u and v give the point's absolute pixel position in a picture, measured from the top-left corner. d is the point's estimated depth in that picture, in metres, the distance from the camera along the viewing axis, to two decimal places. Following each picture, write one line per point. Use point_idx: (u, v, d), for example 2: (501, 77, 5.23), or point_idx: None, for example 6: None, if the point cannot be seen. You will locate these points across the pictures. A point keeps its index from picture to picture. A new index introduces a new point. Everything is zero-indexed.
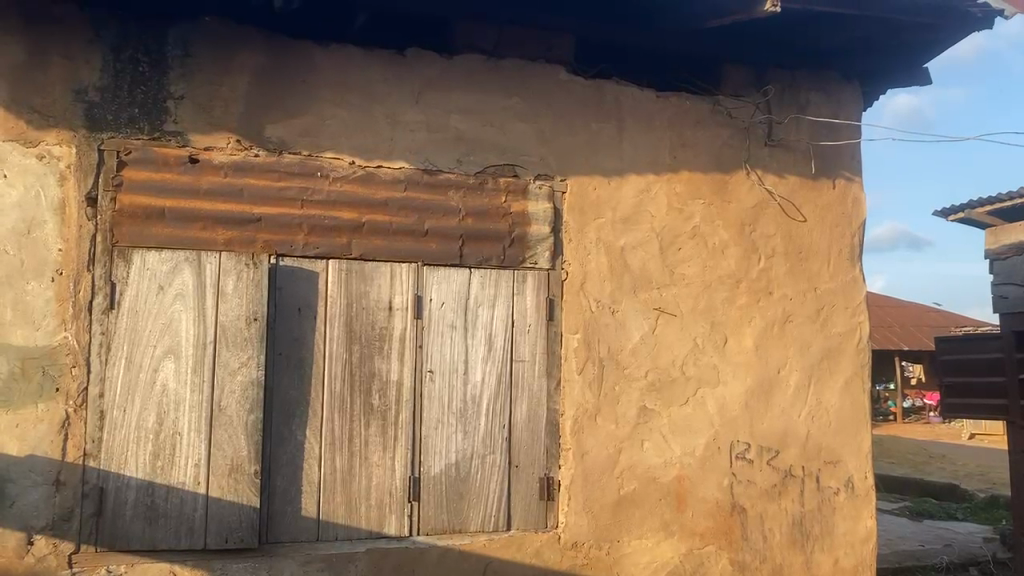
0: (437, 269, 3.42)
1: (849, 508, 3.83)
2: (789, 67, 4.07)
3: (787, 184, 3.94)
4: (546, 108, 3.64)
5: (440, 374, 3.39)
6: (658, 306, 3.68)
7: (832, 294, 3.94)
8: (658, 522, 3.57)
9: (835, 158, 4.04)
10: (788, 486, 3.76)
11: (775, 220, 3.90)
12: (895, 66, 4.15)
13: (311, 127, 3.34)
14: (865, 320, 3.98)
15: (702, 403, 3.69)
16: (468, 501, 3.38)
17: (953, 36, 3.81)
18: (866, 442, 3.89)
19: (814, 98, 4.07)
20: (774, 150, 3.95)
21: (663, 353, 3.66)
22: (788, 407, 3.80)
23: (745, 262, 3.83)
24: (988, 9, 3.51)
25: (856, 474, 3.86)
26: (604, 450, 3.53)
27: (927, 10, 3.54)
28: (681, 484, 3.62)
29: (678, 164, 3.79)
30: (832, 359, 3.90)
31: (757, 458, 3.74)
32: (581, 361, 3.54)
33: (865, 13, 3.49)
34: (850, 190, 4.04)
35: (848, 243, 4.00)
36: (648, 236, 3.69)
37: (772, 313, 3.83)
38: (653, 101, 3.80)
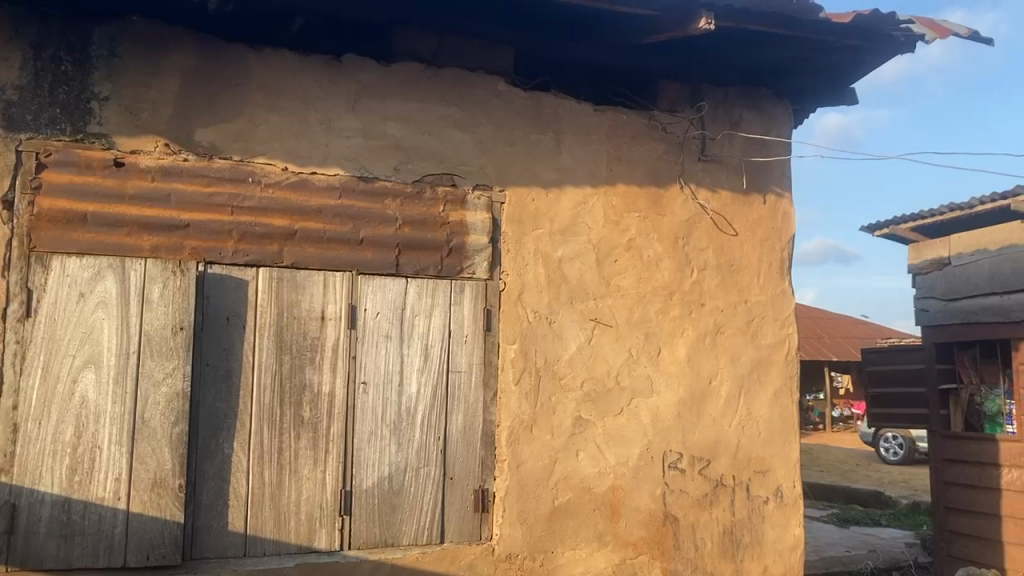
0: (372, 278, 3.37)
1: (778, 516, 3.91)
2: (722, 84, 4.14)
3: (719, 199, 4.02)
4: (484, 118, 3.64)
5: (374, 385, 3.34)
6: (594, 317, 3.70)
7: (762, 307, 4.02)
8: (592, 532, 3.59)
9: (766, 175, 4.13)
10: (719, 495, 3.82)
11: (707, 234, 3.97)
12: (823, 85, 4.28)
13: (243, 132, 3.27)
14: (794, 332, 4.07)
15: (636, 413, 3.72)
16: (401, 514, 3.33)
17: (877, 59, 3.96)
18: (794, 452, 3.98)
19: (746, 115, 4.15)
20: (706, 166, 4.02)
21: (599, 364, 3.68)
22: (718, 417, 3.86)
23: (679, 274, 3.88)
24: (910, 33, 3.67)
25: (785, 483, 3.94)
26: (538, 461, 3.53)
27: (857, 33, 3.68)
28: (615, 494, 3.64)
29: (614, 177, 3.83)
30: (762, 370, 3.98)
31: (689, 467, 3.78)
32: (517, 372, 3.54)
33: (794, 33, 3.61)
34: (780, 205, 4.14)
35: (778, 256, 4.10)
36: (585, 247, 3.72)
37: (704, 324, 3.89)
38: (590, 114, 3.83)
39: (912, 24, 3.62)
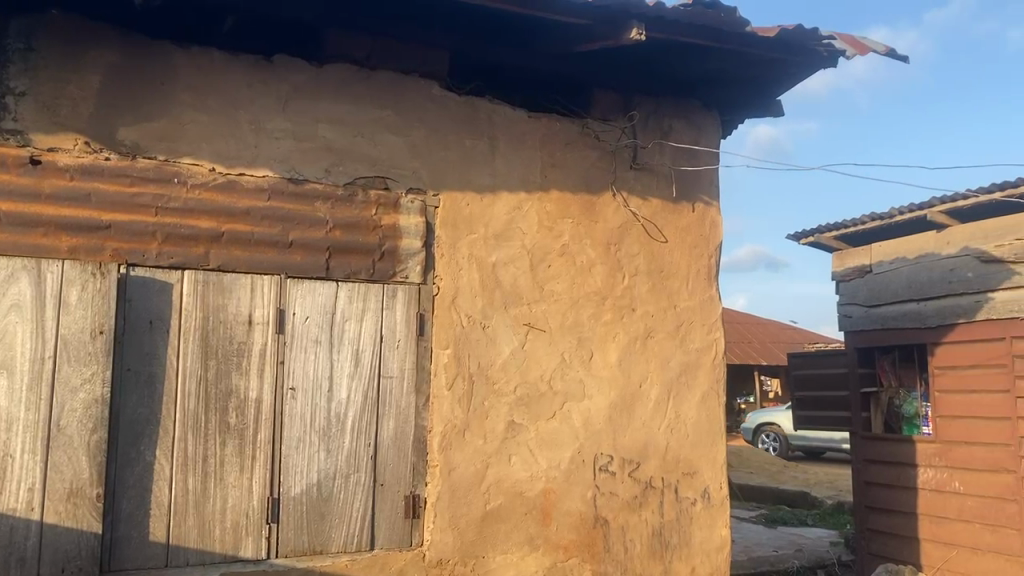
0: (302, 282, 3.32)
1: (705, 517, 3.99)
2: (654, 94, 4.22)
3: (650, 206, 4.09)
4: (418, 122, 3.63)
5: (303, 391, 3.29)
6: (528, 322, 3.72)
7: (691, 312, 4.11)
8: (523, 536, 3.60)
9: (695, 183, 4.23)
10: (649, 497, 3.88)
11: (639, 240, 4.03)
12: (751, 97, 4.41)
13: (169, 131, 3.19)
14: (721, 336, 4.17)
15: (568, 417, 3.75)
16: (330, 521, 3.29)
17: (801, 73, 4.09)
18: (721, 454, 4.07)
19: (677, 125, 4.24)
20: (638, 173, 4.09)
21: (532, 369, 3.70)
22: (648, 420, 3.92)
23: (611, 279, 3.94)
24: (832, 49, 3.80)
25: (712, 485, 4.03)
26: (470, 466, 3.53)
27: (782, 48, 3.80)
28: (546, 497, 3.66)
29: (548, 183, 3.86)
30: (690, 374, 4.06)
31: (620, 470, 3.83)
32: (450, 377, 3.53)
33: (722, 45, 3.70)
34: (708, 213, 4.23)
35: (706, 263, 4.20)
36: (519, 252, 3.73)
37: (635, 328, 3.95)
38: (524, 120, 3.86)
39: (834, 39, 3.76)
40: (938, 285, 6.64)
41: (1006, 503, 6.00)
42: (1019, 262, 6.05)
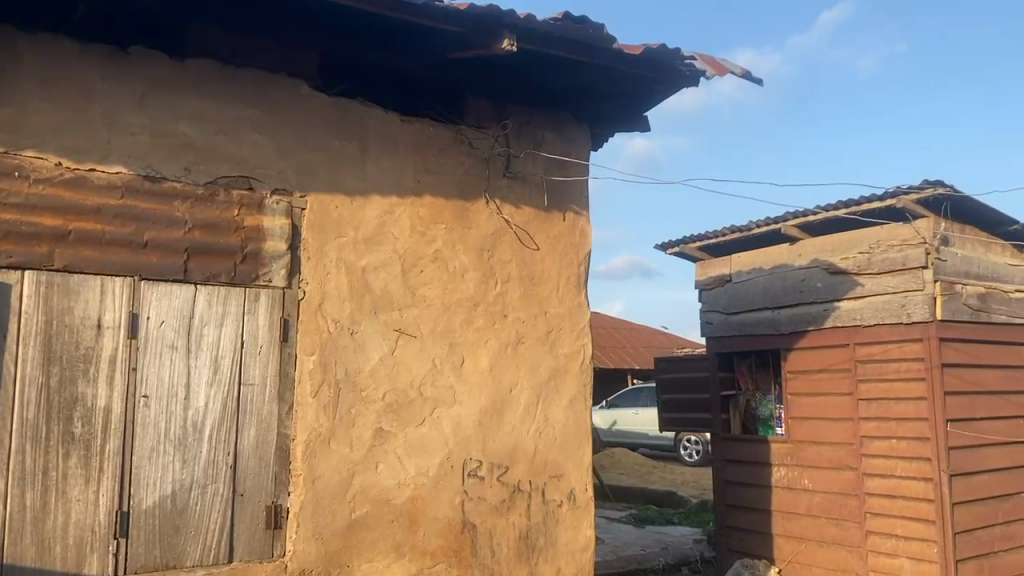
0: (157, 285, 3.17)
1: (571, 518, 4.08)
2: (527, 105, 4.28)
3: (523, 214, 4.15)
4: (286, 122, 3.54)
5: (156, 400, 3.14)
6: (398, 328, 3.70)
7: (560, 318, 4.20)
8: (389, 544, 3.57)
9: (566, 192, 4.32)
10: (516, 501, 3.94)
11: (511, 247, 4.08)
12: (619, 112, 4.57)
13: (10, 121, 2.98)
14: (588, 342, 4.29)
15: (438, 423, 3.75)
16: (185, 534, 3.15)
17: (665, 90, 4.28)
18: (586, 456, 4.18)
19: (548, 136, 4.32)
20: (511, 182, 4.14)
21: (401, 375, 3.68)
22: (517, 425, 3.97)
23: (482, 285, 3.96)
24: (694, 69, 4.01)
25: (577, 487, 4.13)
26: (335, 474, 3.46)
27: (647, 65, 3.96)
28: (414, 504, 3.65)
29: (421, 188, 3.85)
30: (558, 379, 4.14)
31: (488, 475, 3.87)
32: (315, 384, 3.46)
33: (591, 60, 3.81)
34: (578, 222, 4.34)
35: (575, 270, 4.30)
36: (390, 257, 3.70)
37: (506, 334, 4.00)
38: (397, 124, 3.84)
39: (695, 60, 3.96)
40: (791, 295, 7.07)
41: (848, 498, 6.46)
42: (861, 274, 6.54)
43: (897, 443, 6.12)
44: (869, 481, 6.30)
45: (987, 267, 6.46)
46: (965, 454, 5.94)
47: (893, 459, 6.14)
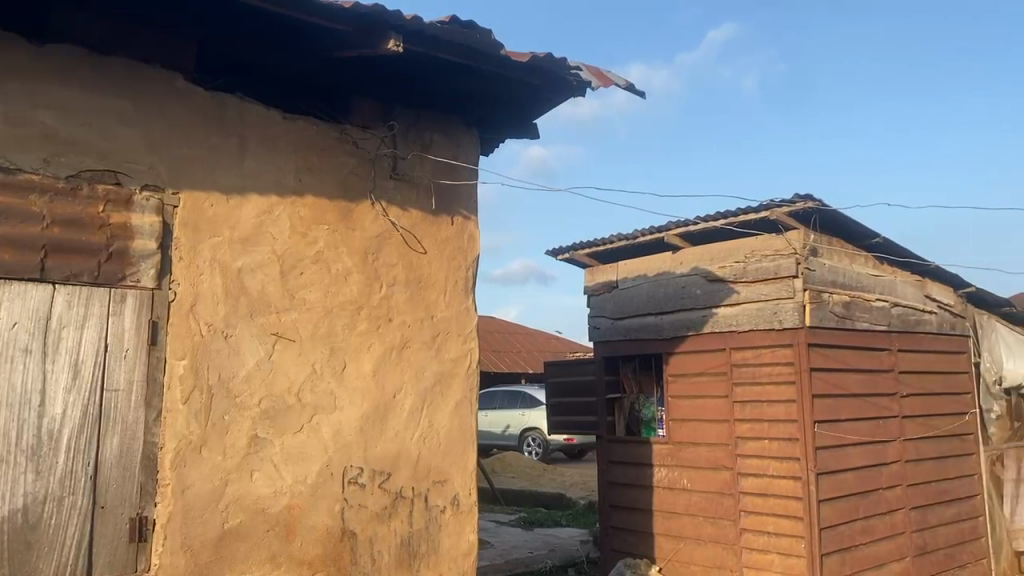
0: (10, 284, 2.97)
1: (454, 524, 4.07)
2: (415, 107, 4.24)
3: (409, 217, 4.10)
4: (158, 115, 3.38)
5: (7, 407, 2.93)
6: (276, 332, 3.59)
7: (447, 322, 4.18)
8: (264, 554, 3.45)
9: (454, 196, 4.30)
10: (398, 507, 3.89)
11: (396, 250, 4.03)
12: (510, 116, 4.61)
13: None
14: (474, 347, 4.29)
15: (317, 430, 3.66)
16: (38, 551, 2.95)
17: (553, 98, 4.34)
18: (470, 461, 4.17)
19: (437, 138, 4.29)
20: (398, 184, 4.09)
21: (278, 380, 3.57)
22: (400, 431, 3.92)
23: (366, 289, 3.89)
24: (580, 79, 4.08)
25: (461, 492, 4.12)
26: (206, 484, 3.32)
27: (535, 73, 4.00)
28: (291, 512, 3.54)
29: (303, 188, 3.76)
30: (444, 383, 4.12)
31: (369, 481, 3.80)
32: (186, 390, 3.31)
33: (478, 65, 3.82)
34: (466, 227, 4.33)
35: (463, 274, 4.29)
36: (268, 258, 3.59)
37: (390, 339, 3.94)
38: (278, 121, 3.73)
39: (581, 70, 4.04)
40: (673, 300, 7.30)
41: (723, 497, 6.72)
42: (738, 282, 6.82)
43: (769, 443, 6.41)
44: (743, 480, 6.58)
45: (852, 277, 6.87)
46: (830, 454, 6.29)
47: (766, 459, 6.43)
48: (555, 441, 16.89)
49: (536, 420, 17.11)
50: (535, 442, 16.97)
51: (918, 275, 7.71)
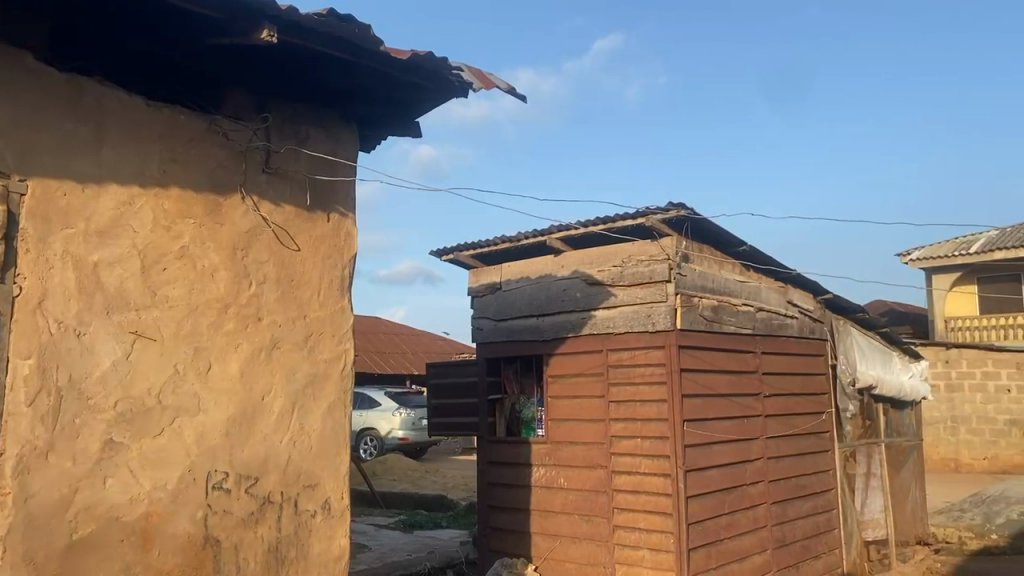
0: None
1: (324, 529, 3.98)
2: (291, 100, 4.12)
3: (283, 213, 3.99)
4: (4, 95, 3.13)
5: None
6: (135, 330, 3.40)
7: (320, 322, 4.08)
8: (118, 566, 3.26)
9: (330, 193, 4.21)
10: (266, 512, 3.76)
11: (268, 247, 3.90)
12: (391, 114, 4.57)
13: None
14: (349, 348, 4.21)
15: (178, 433, 3.49)
16: None
17: (435, 98, 4.33)
18: (343, 464, 4.09)
19: (314, 133, 4.19)
20: (271, 178, 3.97)
21: (137, 381, 3.39)
22: (269, 433, 3.80)
23: (234, 286, 3.75)
24: (462, 80, 4.10)
25: (333, 496, 4.03)
26: (53, 492, 3.10)
27: (415, 70, 3.99)
28: (148, 520, 3.36)
29: (167, 180, 3.58)
30: (316, 385, 4.02)
31: (235, 487, 3.66)
32: (32, 392, 3.08)
33: (357, 60, 3.76)
34: (343, 225, 4.25)
35: (338, 274, 4.21)
36: (127, 252, 3.40)
37: (259, 339, 3.81)
38: (141, 108, 3.54)
39: (462, 71, 4.08)
40: (554, 303, 7.41)
41: (598, 495, 6.87)
42: (615, 286, 7.00)
43: (641, 442, 6.61)
44: (616, 478, 6.75)
45: (720, 283, 7.19)
46: (698, 451, 6.55)
47: (638, 458, 6.62)
48: (390, 440, 16.82)
49: (372, 420, 17.00)
50: (371, 442, 16.89)
51: (781, 282, 8.15)
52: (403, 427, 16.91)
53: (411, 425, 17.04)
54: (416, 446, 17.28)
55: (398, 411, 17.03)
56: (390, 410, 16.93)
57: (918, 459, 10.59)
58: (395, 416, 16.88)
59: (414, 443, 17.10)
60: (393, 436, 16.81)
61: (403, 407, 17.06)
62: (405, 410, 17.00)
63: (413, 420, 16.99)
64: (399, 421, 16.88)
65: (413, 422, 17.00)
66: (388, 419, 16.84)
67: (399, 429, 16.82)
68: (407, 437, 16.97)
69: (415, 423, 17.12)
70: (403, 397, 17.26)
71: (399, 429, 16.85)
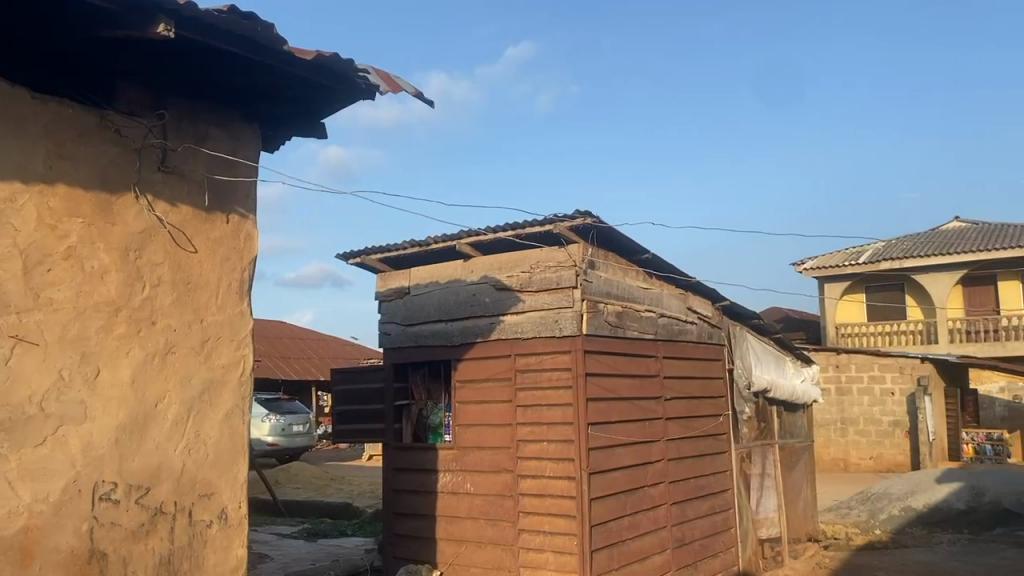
0: None
1: (220, 539, 3.86)
2: (190, 97, 3.99)
3: (179, 214, 3.86)
4: None
5: None
6: (15, 334, 3.22)
7: (218, 327, 3.97)
8: None
9: (230, 194, 4.10)
10: (157, 524, 3.62)
11: (162, 249, 3.76)
12: (295, 113, 4.49)
13: None
14: (248, 353, 4.11)
15: (62, 442, 3.32)
16: None
17: (341, 99, 4.28)
18: (241, 473, 3.98)
19: (213, 131, 4.07)
20: (167, 177, 3.83)
21: (17, 388, 3.21)
22: (162, 442, 3.66)
23: (126, 289, 3.60)
24: (369, 83, 4.08)
25: (229, 505, 3.92)
26: None
27: (320, 71, 3.94)
28: (28, 535, 3.19)
29: (54, 176, 3.41)
30: (213, 392, 3.90)
31: (124, 497, 3.51)
32: None
33: (259, 58, 3.68)
34: (243, 226, 4.15)
35: (238, 277, 4.10)
36: (7, 252, 3.22)
37: (152, 344, 3.67)
38: (26, 101, 3.36)
39: (370, 73, 4.05)
40: (461, 308, 7.42)
41: (503, 499, 6.91)
42: (523, 291, 7.06)
43: (547, 446, 6.68)
44: (522, 482, 6.80)
45: (624, 289, 7.36)
46: (602, 454, 6.67)
47: (544, 461, 6.69)
48: (257, 445, 16.29)
49: None
50: None
51: (682, 289, 8.40)
52: (272, 432, 16.45)
53: (280, 430, 16.59)
54: (285, 452, 16.82)
55: (265, 417, 16.59)
56: (258, 416, 16.43)
57: (809, 459, 11.07)
58: (262, 421, 16.40)
59: (283, 449, 16.67)
60: (261, 442, 16.34)
61: (273, 412, 16.61)
62: (275, 415, 16.56)
63: (282, 425, 16.55)
64: (268, 427, 16.42)
65: (282, 428, 16.58)
66: (254, 424, 16.30)
67: (268, 434, 16.34)
68: (275, 443, 16.52)
69: (284, 429, 16.69)
70: (273, 403, 16.87)
71: (267, 434, 16.36)
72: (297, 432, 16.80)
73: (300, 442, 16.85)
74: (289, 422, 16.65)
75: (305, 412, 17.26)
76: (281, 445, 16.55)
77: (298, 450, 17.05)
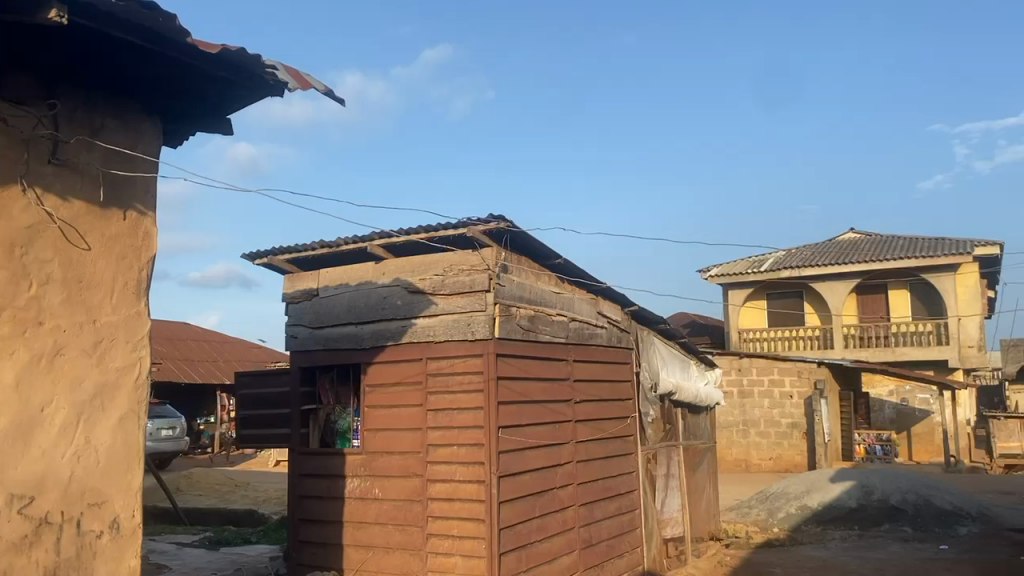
0: None
1: (111, 550, 3.69)
2: (85, 88, 3.81)
3: (71, 209, 3.67)
4: None
5: None
6: None
7: (112, 328, 3.80)
8: None
9: (128, 190, 3.93)
10: (43, 535, 3.43)
11: (52, 246, 3.58)
12: (198, 107, 4.36)
13: None
14: (145, 356, 3.95)
15: None
16: None
17: (248, 94, 4.19)
18: (135, 480, 3.82)
19: (110, 124, 3.90)
20: (59, 170, 3.64)
21: None
22: (48, 448, 3.47)
23: (11, 287, 3.40)
24: (277, 79, 3.99)
25: (122, 514, 3.75)
26: None
27: (226, 65, 3.83)
28: None
29: None
30: (106, 395, 3.73)
31: (6, 508, 3.31)
32: None
33: (161, 49, 3.56)
34: (142, 223, 3.99)
35: (136, 276, 3.93)
36: None
37: (39, 345, 3.48)
38: None
39: (276, 68, 3.96)
40: (372, 311, 7.33)
41: (412, 503, 6.86)
42: (435, 294, 7.04)
43: (457, 450, 6.66)
44: (431, 487, 6.76)
45: (536, 293, 7.42)
46: (512, 457, 6.70)
47: (454, 465, 6.67)
48: None
49: None
50: None
51: (592, 294, 8.53)
52: None
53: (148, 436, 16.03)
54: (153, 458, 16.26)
55: None
56: None
57: (712, 460, 11.42)
58: None
59: (152, 454, 16.12)
60: None
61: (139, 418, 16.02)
62: None
63: (151, 430, 16.01)
64: None
65: (150, 432, 16.03)
66: None
67: None
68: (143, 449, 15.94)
69: (151, 434, 16.12)
70: None
71: None
72: (165, 437, 16.27)
73: (169, 446, 16.33)
74: (157, 427, 16.11)
75: (174, 416, 16.75)
76: (150, 450, 16.00)
77: (167, 455, 16.52)
